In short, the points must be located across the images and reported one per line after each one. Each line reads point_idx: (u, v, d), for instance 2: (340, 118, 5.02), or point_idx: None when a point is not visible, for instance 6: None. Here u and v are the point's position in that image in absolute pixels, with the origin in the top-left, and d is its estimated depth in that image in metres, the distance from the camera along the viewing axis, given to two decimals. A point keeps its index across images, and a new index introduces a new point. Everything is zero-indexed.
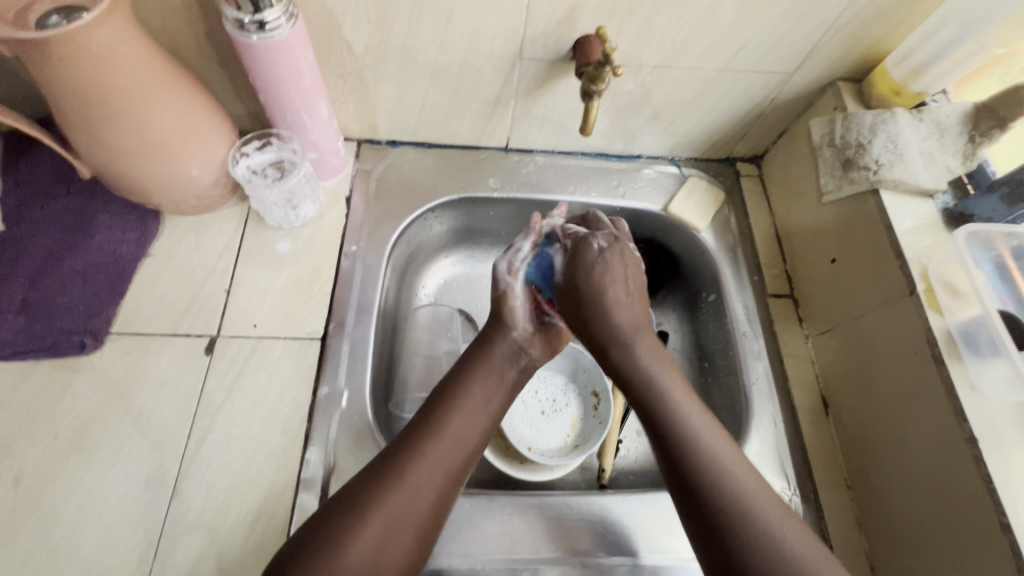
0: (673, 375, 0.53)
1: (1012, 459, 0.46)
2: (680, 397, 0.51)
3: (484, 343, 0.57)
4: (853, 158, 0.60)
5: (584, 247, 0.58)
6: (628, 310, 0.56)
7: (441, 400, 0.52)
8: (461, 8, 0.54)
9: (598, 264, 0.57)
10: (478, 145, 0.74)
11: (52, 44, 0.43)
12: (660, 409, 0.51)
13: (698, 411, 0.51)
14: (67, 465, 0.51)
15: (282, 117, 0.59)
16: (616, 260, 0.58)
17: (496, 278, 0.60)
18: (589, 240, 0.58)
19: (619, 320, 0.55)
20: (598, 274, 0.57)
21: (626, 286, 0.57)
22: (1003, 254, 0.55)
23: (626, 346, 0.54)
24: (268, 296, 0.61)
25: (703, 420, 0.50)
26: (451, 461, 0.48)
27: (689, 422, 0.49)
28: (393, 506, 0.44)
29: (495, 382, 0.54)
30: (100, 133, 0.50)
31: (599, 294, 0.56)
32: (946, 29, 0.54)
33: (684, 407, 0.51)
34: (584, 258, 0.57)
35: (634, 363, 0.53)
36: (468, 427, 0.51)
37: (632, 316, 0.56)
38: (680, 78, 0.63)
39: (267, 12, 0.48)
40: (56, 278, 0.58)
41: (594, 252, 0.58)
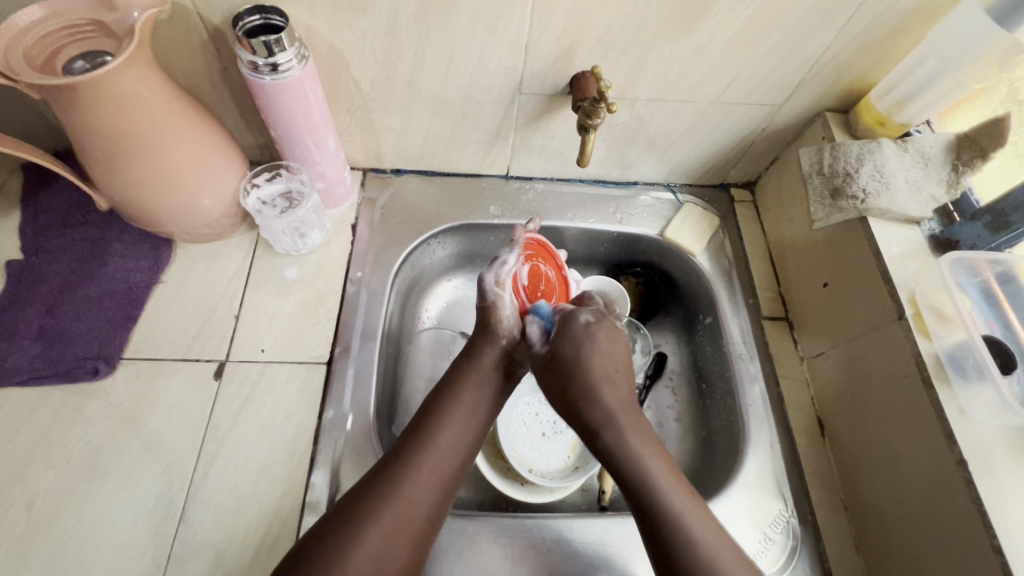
0: (665, 465, 0.51)
1: (1001, 482, 0.48)
2: (670, 489, 0.49)
3: (472, 355, 0.57)
4: (841, 187, 0.62)
5: (572, 321, 0.56)
6: (614, 388, 0.54)
7: (432, 413, 0.53)
8: (463, 47, 0.57)
9: (585, 339, 0.55)
10: (480, 174, 0.76)
11: (80, 88, 0.46)
12: (652, 504, 0.49)
13: (692, 505, 0.49)
14: (79, 489, 0.52)
15: (292, 151, 0.62)
16: (601, 333, 0.57)
17: (483, 288, 0.59)
18: (578, 314, 0.57)
19: (608, 402, 0.53)
20: (585, 351, 0.55)
21: (611, 364, 0.56)
22: (988, 280, 0.57)
23: (615, 430, 0.52)
24: (276, 322, 0.63)
25: (698, 517, 0.48)
26: (443, 474, 0.50)
27: (684, 520, 0.48)
28: (389, 521, 0.46)
29: (484, 393, 0.55)
30: (119, 168, 0.53)
31: (588, 373, 0.54)
32: (927, 63, 0.57)
33: (676, 496, 0.49)
34: (572, 333, 0.55)
35: (625, 450, 0.51)
36: (459, 439, 0.52)
37: (618, 395, 0.54)
38: (674, 110, 0.66)
39: (280, 56, 0.50)
40: (71, 306, 0.59)
41: (582, 326, 0.56)
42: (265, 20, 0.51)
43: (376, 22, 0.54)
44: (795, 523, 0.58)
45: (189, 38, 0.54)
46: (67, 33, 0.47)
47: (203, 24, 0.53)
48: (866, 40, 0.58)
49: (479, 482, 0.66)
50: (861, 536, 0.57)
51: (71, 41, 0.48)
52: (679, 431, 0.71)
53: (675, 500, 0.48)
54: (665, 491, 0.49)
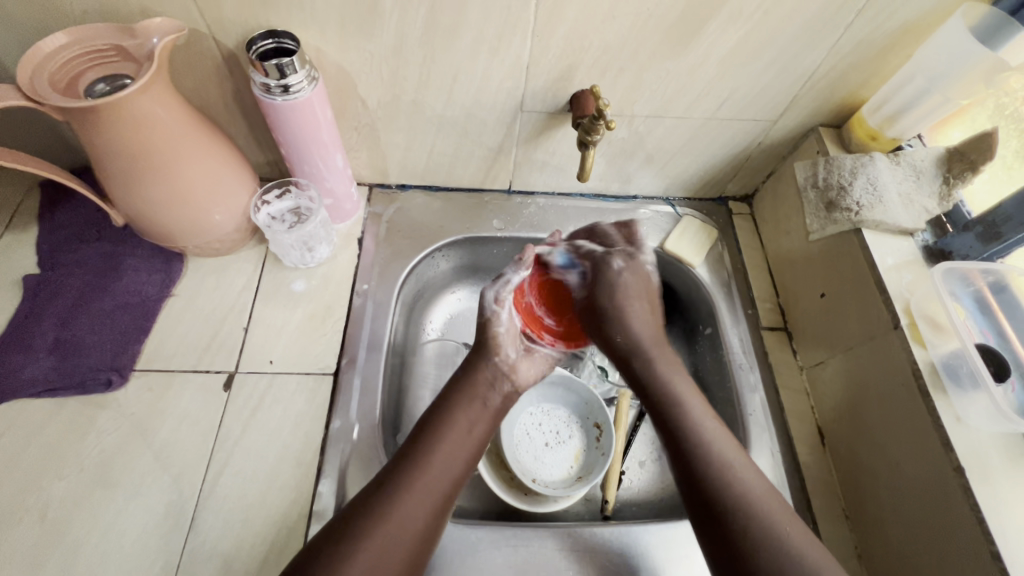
0: (689, 387, 0.57)
1: (998, 487, 0.48)
2: (693, 406, 0.55)
3: (468, 372, 0.59)
4: (836, 199, 0.64)
5: (606, 266, 0.61)
6: (644, 321, 0.61)
7: (430, 428, 0.54)
8: (467, 68, 0.59)
9: (619, 282, 0.61)
10: (483, 189, 0.78)
11: (101, 110, 0.48)
12: (676, 416, 0.54)
13: (713, 421, 0.54)
14: (91, 498, 0.53)
15: (301, 168, 0.64)
16: (635, 278, 0.62)
17: (483, 304, 0.62)
18: (608, 258, 0.62)
19: (639, 332, 0.60)
20: (620, 290, 0.61)
21: (646, 302, 0.62)
22: (982, 289, 0.58)
23: (644, 357, 0.58)
24: (284, 334, 0.65)
25: (716, 429, 0.54)
26: (441, 489, 0.51)
27: (704, 433, 0.53)
28: (387, 534, 0.47)
29: (482, 409, 0.57)
30: (135, 185, 0.55)
31: (622, 311, 0.60)
32: (915, 81, 0.59)
33: (706, 422, 0.54)
34: (605, 276, 0.61)
35: (652, 371, 0.58)
36: (455, 454, 0.53)
37: (648, 329, 0.60)
38: (671, 126, 0.68)
39: (291, 78, 0.52)
40: (85, 319, 0.61)
41: (615, 270, 0.61)
42: (277, 43, 0.53)
43: (383, 45, 0.56)
44: None
45: (204, 62, 0.56)
46: (90, 58, 0.50)
47: (217, 47, 0.55)
48: (856, 57, 0.60)
49: (483, 492, 0.67)
50: (863, 544, 0.58)
51: (92, 66, 0.51)
52: None
53: (697, 417, 0.54)
54: (688, 406, 0.55)
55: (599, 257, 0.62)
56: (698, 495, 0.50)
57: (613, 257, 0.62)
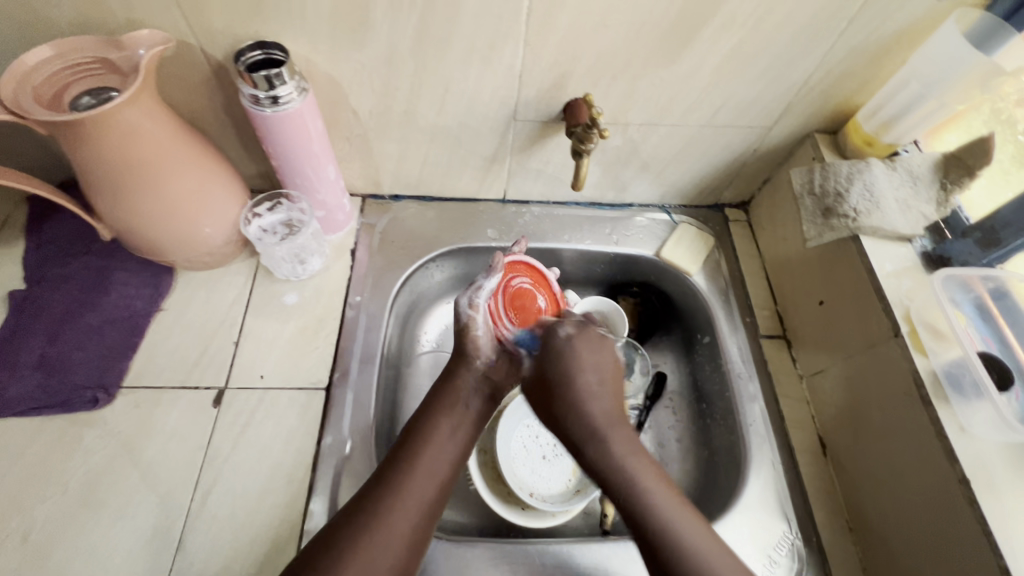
0: (652, 467, 0.53)
1: (1003, 498, 0.47)
2: (653, 492, 0.51)
3: (449, 379, 0.58)
4: (833, 206, 0.63)
5: (554, 336, 0.58)
6: (603, 399, 0.56)
7: (410, 439, 0.53)
8: (459, 78, 0.58)
9: (571, 353, 0.57)
10: (477, 198, 0.77)
11: (85, 123, 0.47)
12: (641, 511, 0.50)
13: (676, 501, 0.51)
14: (75, 520, 0.52)
15: (291, 179, 0.63)
16: (588, 350, 0.58)
17: (457, 312, 0.59)
18: (556, 327, 0.58)
19: (594, 414, 0.55)
20: (576, 367, 0.56)
21: (599, 376, 0.57)
22: (982, 296, 0.58)
23: (602, 444, 0.53)
24: (275, 348, 0.63)
25: (684, 512, 0.50)
26: (425, 498, 0.50)
27: (671, 519, 0.49)
28: (373, 546, 0.46)
29: (462, 413, 0.56)
30: (122, 198, 0.54)
31: (575, 388, 0.55)
32: (909, 86, 0.59)
33: (663, 500, 0.51)
34: (553, 347, 0.57)
35: (611, 460, 0.52)
36: (438, 462, 0.52)
37: (606, 406, 0.56)
38: (666, 134, 0.67)
39: (281, 88, 0.52)
40: (73, 334, 0.60)
41: (562, 338, 0.58)
42: (266, 54, 0.52)
43: (374, 55, 0.55)
44: (800, 545, 0.57)
45: (193, 73, 0.56)
46: (77, 71, 0.49)
47: (206, 59, 0.55)
48: (851, 63, 0.59)
49: (480, 506, 0.66)
50: (867, 556, 0.57)
51: (78, 79, 0.50)
52: (680, 450, 0.71)
53: (665, 503, 0.50)
54: (651, 490, 0.51)
55: (545, 326, 0.59)
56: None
57: (561, 327, 0.58)
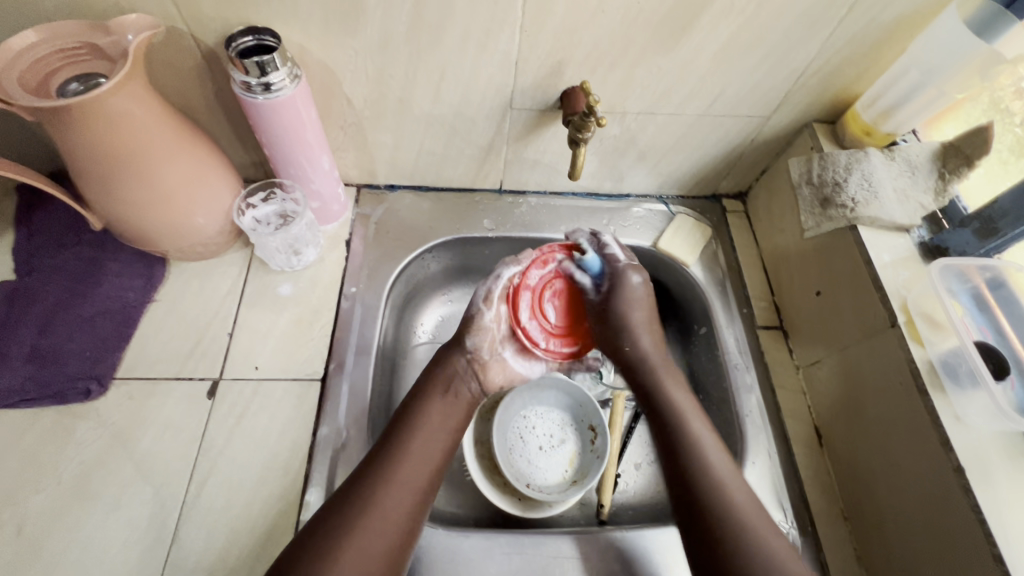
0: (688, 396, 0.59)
1: (997, 488, 0.47)
2: (694, 420, 0.56)
3: (439, 364, 0.60)
4: (831, 196, 0.63)
5: (624, 280, 0.62)
6: (653, 335, 0.62)
7: (399, 427, 0.54)
8: (454, 65, 0.58)
9: (635, 297, 0.62)
10: (474, 188, 0.76)
11: (73, 109, 0.46)
12: (672, 420, 0.56)
13: (707, 428, 0.56)
14: (69, 512, 0.52)
15: (285, 170, 0.62)
16: (646, 295, 0.63)
17: (472, 302, 0.62)
18: (627, 274, 0.62)
19: (647, 347, 0.61)
20: (633, 307, 0.61)
21: (650, 318, 0.62)
22: (979, 286, 0.58)
23: (650, 368, 0.59)
24: (270, 339, 0.63)
25: (712, 436, 0.55)
26: (419, 483, 0.50)
27: (701, 440, 0.54)
28: (368, 529, 0.46)
29: (450, 399, 0.57)
30: (112, 187, 0.53)
31: (632, 320, 0.61)
32: (909, 75, 0.58)
33: (696, 422, 0.56)
34: (624, 290, 0.61)
35: (657, 385, 0.59)
36: (430, 449, 0.53)
37: (655, 343, 0.61)
38: (663, 123, 0.67)
39: (273, 75, 0.51)
40: (64, 326, 0.59)
41: (632, 284, 0.62)
42: (258, 41, 0.51)
43: (367, 42, 0.55)
44: (796, 534, 0.58)
45: (183, 59, 0.55)
46: (64, 56, 0.48)
47: (197, 45, 0.54)
48: (850, 51, 0.59)
49: (477, 497, 0.66)
50: (862, 545, 0.57)
51: (65, 64, 0.49)
52: None
53: (697, 426, 0.55)
54: (687, 414, 0.56)
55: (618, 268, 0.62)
56: (693, 512, 0.50)
57: (631, 271, 0.63)
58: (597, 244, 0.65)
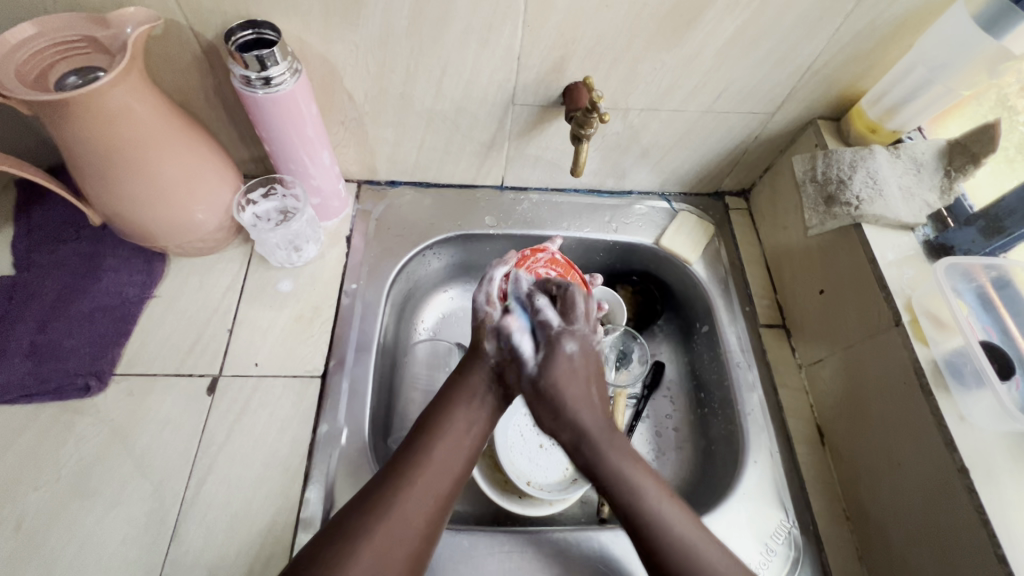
0: (642, 465, 0.50)
1: (1002, 489, 0.47)
2: (657, 500, 0.49)
3: (463, 371, 0.56)
4: (835, 194, 0.62)
5: (557, 350, 0.54)
6: (592, 405, 0.53)
7: (424, 430, 0.52)
8: (456, 60, 0.57)
9: (566, 367, 0.54)
10: (475, 185, 0.76)
11: (71, 103, 0.45)
12: (631, 511, 0.48)
13: (670, 507, 0.49)
14: (68, 508, 0.52)
15: (286, 165, 0.62)
16: (584, 361, 0.55)
17: (474, 309, 0.59)
18: (561, 342, 0.54)
19: (587, 417, 0.52)
20: (566, 382, 0.53)
21: (586, 385, 0.54)
22: (984, 285, 0.57)
23: (594, 445, 0.51)
24: (270, 335, 0.63)
25: (681, 513, 0.49)
26: (440, 490, 0.49)
27: (671, 526, 0.47)
28: (388, 531, 0.46)
29: (476, 405, 0.54)
30: (111, 181, 0.53)
31: (562, 395, 0.52)
32: (916, 71, 0.58)
33: (659, 502, 0.49)
34: (555, 364, 0.53)
35: (602, 461, 0.50)
36: (454, 455, 0.51)
37: (596, 416, 0.53)
38: (667, 120, 0.66)
39: (273, 70, 0.50)
40: (63, 322, 0.58)
41: (565, 353, 0.54)
42: (257, 35, 0.51)
43: (368, 36, 0.54)
44: (797, 533, 0.57)
45: (182, 53, 0.54)
46: (61, 50, 0.48)
47: (196, 38, 0.53)
48: (856, 47, 0.58)
49: (478, 495, 0.66)
50: (864, 545, 0.57)
51: (63, 57, 0.49)
52: (676, 440, 0.71)
53: (659, 505, 0.48)
54: (644, 494, 0.49)
55: (551, 336, 0.54)
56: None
57: (565, 336, 0.54)
58: (528, 298, 0.57)
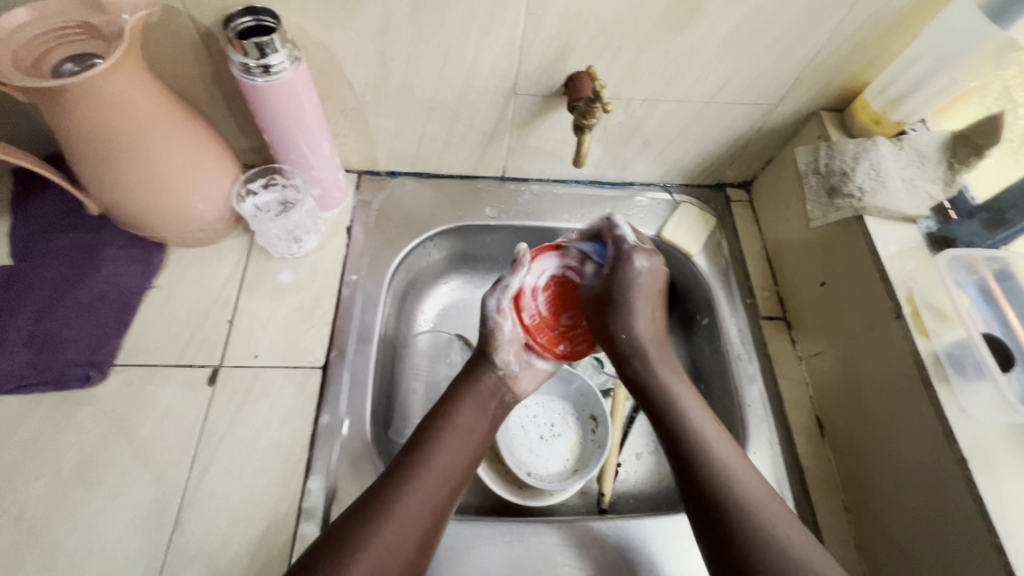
0: (686, 386, 0.57)
1: (1001, 481, 0.47)
2: (693, 409, 0.54)
3: (469, 376, 0.58)
4: (838, 185, 0.62)
5: (628, 262, 0.59)
6: (649, 322, 0.60)
7: (424, 438, 0.53)
8: (457, 49, 0.56)
9: (635, 281, 0.59)
10: (476, 175, 0.76)
11: (67, 91, 0.45)
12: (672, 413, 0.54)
13: (709, 418, 0.54)
14: (69, 498, 0.52)
15: (286, 155, 0.62)
16: (650, 282, 0.60)
17: (484, 316, 0.60)
18: (632, 256, 0.60)
19: (643, 335, 0.59)
20: (636, 292, 0.59)
21: (653, 305, 0.60)
22: (985, 278, 0.57)
23: (645, 357, 0.58)
24: (270, 326, 0.63)
25: (711, 422, 0.53)
26: (437, 497, 0.49)
27: (701, 431, 0.52)
28: (387, 539, 0.45)
29: (482, 414, 0.56)
30: (109, 172, 0.52)
31: (630, 302, 0.59)
32: (921, 62, 0.57)
33: (695, 411, 0.54)
34: (624, 276, 0.59)
35: (653, 377, 0.57)
36: (453, 466, 0.51)
37: (651, 332, 0.60)
38: (670, 110, 0.66)
39: (273, 57, 0.50)
40: (62, 311, 0.58)
41: (636, 269, 0.59)
42: (256, 21, 0.50)
43: (369, 24, 0.53)
44: None
45: (180, 40, 0.54)
46: (58, 35, 0.47)
47: (194, 25, 0.52)
48: (861, 37, 0.58)
49: (477, 486, 0.66)
50: (862, 535, 0.57)
51: (60, 43, 0.48)
52: None
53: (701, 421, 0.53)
54: (686, 405, 0.54)
55: (625, 251, 0.60)
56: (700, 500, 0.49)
57: (637, 255, 0.60)
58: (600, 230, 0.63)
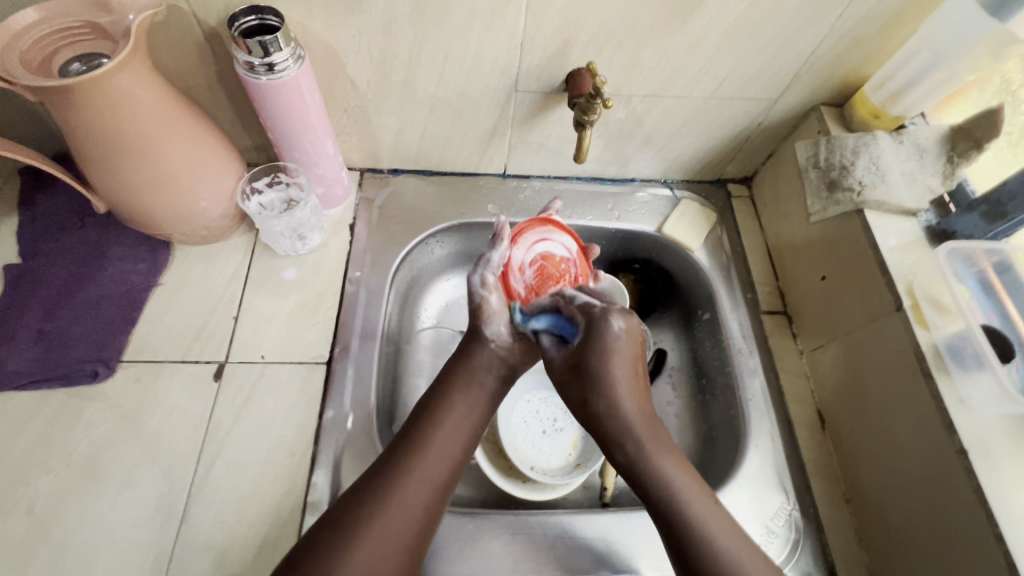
0: (686, 470, 0.48)
1: (1001, 472, 0.48)
2: (696, 503, 0.46)
3: (464, 355, 0.57)
4: (837, 180, 0.63)
5: (603, 327, 0.51)
6: (633, 388, 0.50)
7: (421, 417, 0.52)
8: (458, 46, 0.57)
9: (611, 346, 0.50)
10: (478, 172, 0.76)
11: (74, 91, 0.46)
12: (672, 513, 0.45)
13: (716, 514, 0.45)
14: (79, 492, 0.52)
15: (290, 154, 0.62)
16: (630, 341, 0.51)
17: (471, 292, 0.60)
18: (606, 317, 0.51)
19: (629, 408, 0.49)
20: (614, 357, 0.50)
21: (633, 370, 0.51)
22: (986, 271, 0.57)
23: (636, 438, 0.48)
24: (276, 322, 0.63)
25: (722, 522, 0.45)
26: (437, 480, 0.49)
27: (711, 534, 0.44)
28: (387, 522, 0.45)
29: (477, 395, 0.55)
30: (115, 170, 0.53)
31: (606, 373, 0.50)
32: (919, 56, 0.58)
33: (700, 507, 0.45)
34: (598, 343, 0.50)
35: (648, 466, 0.47)
36: (453, 443, 0.51)
37: (637, 400, 0.50)
38: (670, 106, 0.66)
39: (276, 56, 0.50)
40: (70, 309, 0.59)
41: (613, 331, 0.51)
42: (260, 20, 0.50)
43: (371, 22, 0.54)
44: (798, 515, 0.58)
45: (185, 39, 0.54)
46: (65, 35, 0.48)
47: (198, 25, 0.53)
48: (860, 32, 0.58)
49: (480, 481, 0.66)
50: (863, 527, 0.57)
51: (68, 44, 0.49)
52: (678, 423, 0.72)
53: (705, 517, 0.45)
54: (689, 503, 0.45)
55: (597, 312, 0.51)
56: None
57: (611, 315, 0.51)
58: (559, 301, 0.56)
